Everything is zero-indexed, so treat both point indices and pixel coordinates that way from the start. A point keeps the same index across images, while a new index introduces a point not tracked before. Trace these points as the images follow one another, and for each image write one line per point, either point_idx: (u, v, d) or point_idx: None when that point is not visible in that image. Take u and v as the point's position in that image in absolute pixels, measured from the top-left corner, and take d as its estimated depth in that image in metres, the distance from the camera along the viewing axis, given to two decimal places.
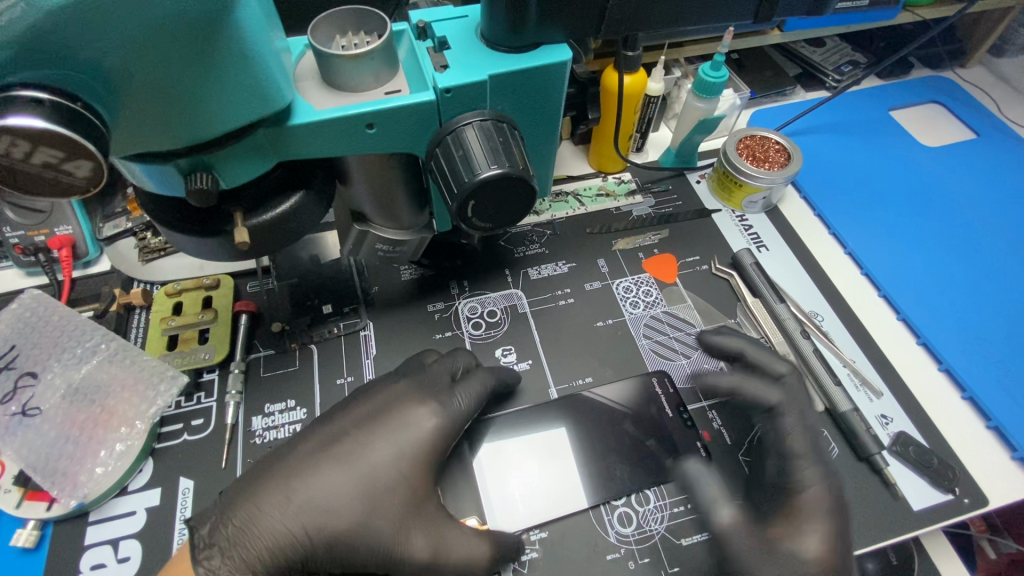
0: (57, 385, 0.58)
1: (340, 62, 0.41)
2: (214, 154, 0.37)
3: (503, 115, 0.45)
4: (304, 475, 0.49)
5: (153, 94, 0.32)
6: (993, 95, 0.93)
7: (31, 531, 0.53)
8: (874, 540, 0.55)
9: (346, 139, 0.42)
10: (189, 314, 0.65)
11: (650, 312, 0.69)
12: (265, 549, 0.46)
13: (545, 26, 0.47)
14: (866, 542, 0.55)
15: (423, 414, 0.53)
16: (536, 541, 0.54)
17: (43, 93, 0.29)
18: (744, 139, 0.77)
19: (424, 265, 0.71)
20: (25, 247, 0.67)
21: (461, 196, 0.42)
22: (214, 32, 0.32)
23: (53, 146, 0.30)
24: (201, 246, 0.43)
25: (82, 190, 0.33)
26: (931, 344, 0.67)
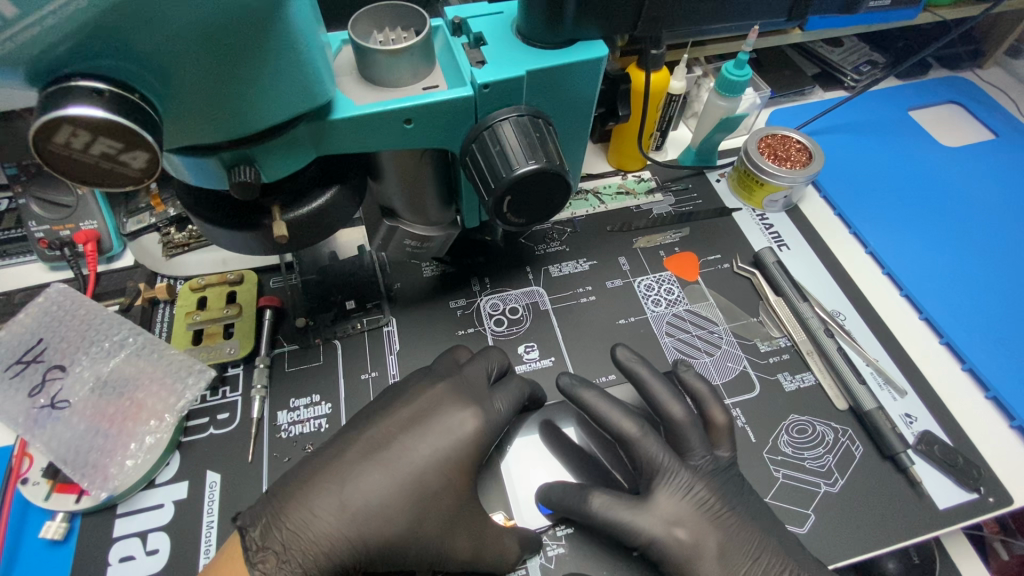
0: (86, 378, 0.58)
1: (381, 58, 0.41)
2: (257, 147, 0.38)
3: (538, 111, 0.45)
4: (357, 478, 0.49)
5: (204, 88, 0.32)
6: (1012, 95, 0.92)
7: (60, 522, 0.54)
8: (900, 539, 0.55)
9: (383, 133, 0.43)
10: (214, 309, 0.65)
11: (672, 309, 0.69)
12: (321, 554, 0.46)
13: (581, 24, 0.47)
14: (892, 539, 0.55)
15: (465, 416, 0.53)
16: (562, 536, 0.54)
17: (102, 84, 0.29)
18: (765, 139, 0.77)
19: (446, 262, 0.71)
20: (50, 241, 0.68)
21: (498, 192, 0.43)
22: (268, 28, 0.32)
23: (112, 137, 0.30)
24: (239, 240, 0.43)
25: (136, 182, 0.33)
26: (955, 344, 0.67)
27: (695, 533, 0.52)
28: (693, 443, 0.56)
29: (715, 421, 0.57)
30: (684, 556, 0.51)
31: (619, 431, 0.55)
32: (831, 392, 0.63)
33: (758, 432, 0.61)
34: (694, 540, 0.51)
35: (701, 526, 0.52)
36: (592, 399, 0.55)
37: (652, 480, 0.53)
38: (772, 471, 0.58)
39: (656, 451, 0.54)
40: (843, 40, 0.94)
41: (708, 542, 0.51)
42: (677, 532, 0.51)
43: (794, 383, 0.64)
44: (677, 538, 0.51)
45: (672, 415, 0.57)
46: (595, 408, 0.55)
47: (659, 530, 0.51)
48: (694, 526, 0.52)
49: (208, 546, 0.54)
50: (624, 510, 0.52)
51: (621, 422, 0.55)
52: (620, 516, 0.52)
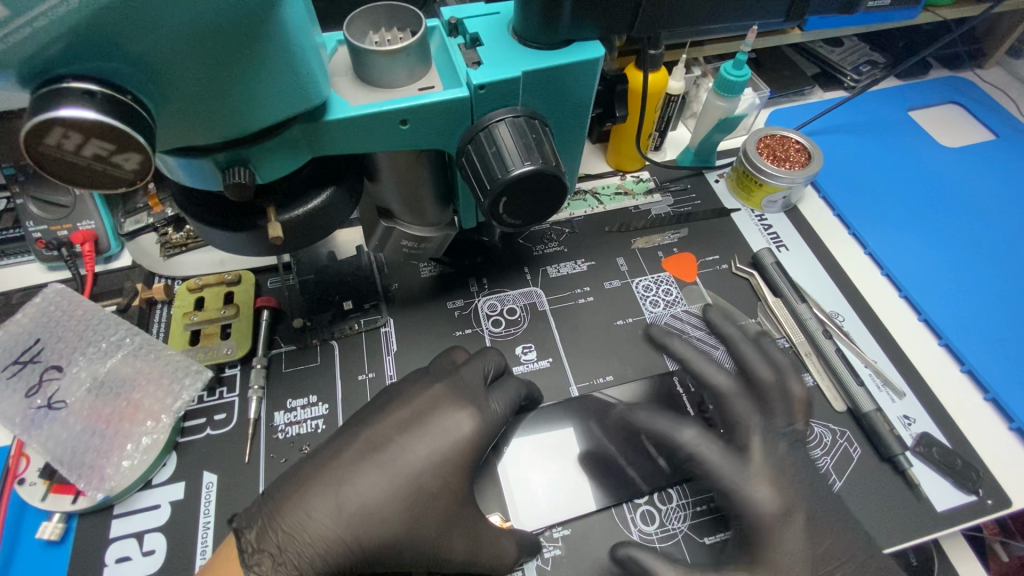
0: (83, 378, 0.58)
1: (376, 59, 0.41)
2: (252, 148, 0.38)
3: (534, 112, 0.45)
4: (354, 479, 0.49)
5: (198, 90, 0.32)
6: (1013, 96, 0.92)
7: (57, 523, 0.54)
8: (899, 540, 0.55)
9: (379, 134, 0.43)
10: (211, 309, 0.65)
11: (670, 311, 0.69)
12: (317, 556, 0.46)
13: (578, 24, 0.47)
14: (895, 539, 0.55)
15: (462, 417, 0.53)
16: (558, 538, 0.54)
17: (94, 86, 0.29)
18: (764, 139, 0.77)
19: (444, 263, 0.71)
20: (48, 241, 0.68)
21: (494, 193, 0.42)
22: (261, 28, 0.32)
23: (104, 138, 0.30)
24: (234, 241, 0.43)
25: (130, 184, 0.33)
26: (953, 345, 0.66)
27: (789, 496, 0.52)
28: (780, 408, 0.57)
29: (795, 393, 0.58)
30: (775, 517, 0.51)
31: (714, 385, 0.58)
32: (829, 394, 0.63)
33: None
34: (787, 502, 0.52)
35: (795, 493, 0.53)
36: (684, 351, 0.60)
37: (746, 438, 0.55)
38: None
39: (746, 411, 0.56)
40: (843, 40, 0.94)
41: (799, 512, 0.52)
42: (770, 494, 0.52)
43: None
44: (773, 502, 0.52)
45: (758, 376, 0.59)
46: (689, 359, 0.59)
47: (753, 489, 0.52)
48: (785, 489, 0.53)
49: (205, 547, 0.54)
50: (721, 462, 0.53)
51: (714, 376, 0.58)
52: (716, 466, 0.53)
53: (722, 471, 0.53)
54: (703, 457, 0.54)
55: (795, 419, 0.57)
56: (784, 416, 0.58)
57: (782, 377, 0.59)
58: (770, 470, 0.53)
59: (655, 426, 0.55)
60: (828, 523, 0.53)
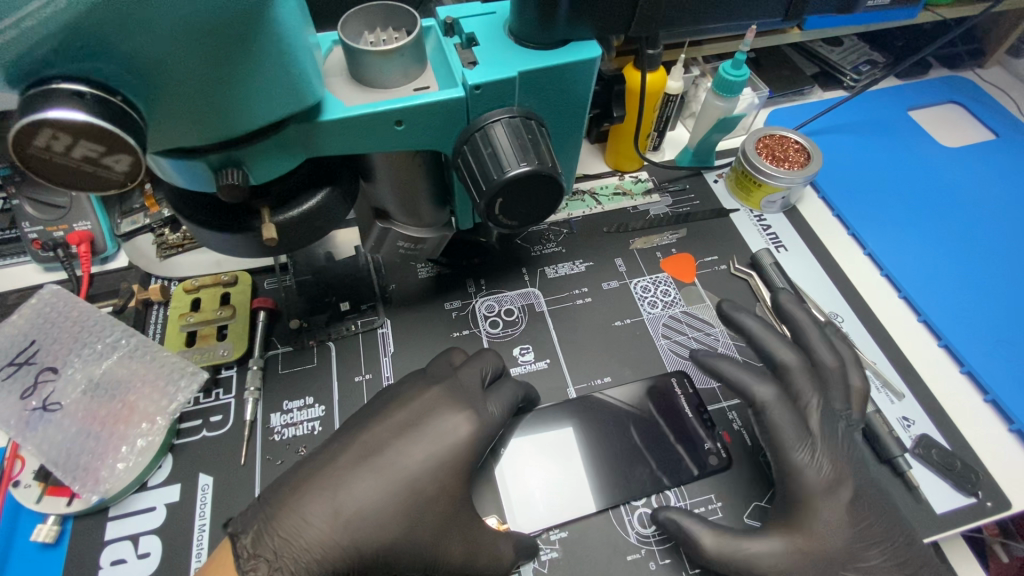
0: (78, 380, 0.58)
1: (371, 59, 0.41)
2: (245, 149, 0.37)
3: (531, 112, 0.45)
4: (351, 484, 0.49)
5: (190, 90, 0.32)
6: (1013, 95, 0.92)
7: (52, 526, 0.53)
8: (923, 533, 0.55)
9: (373, 134, 0.42)
10: (208, 311, 0.65)
11: (668, 312, 0.69)
12: (314, 561, 0.46)
13: (575, 23, 0.46)
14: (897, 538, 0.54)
15: (459, 421, 0.53)
16: (555, 540, 0.54)
17: (84, 87, 0.29)
18: (763, 139, 0.77)
19: (441, 263, 0.71)
20: (43, 242, 0.68)
21: (490, 194, 0.42)
22: (253, 29, 0.32)
23: (93, 141, 0.30)
24: (228, 243, 0.42)
25: (120, 186, 0.33)
26: (953, 346, 0.66)
27: (839, 469, 0.54)
28: (838, 390, 0.58)
29: (854, 384, 0.60)
30: (821, 488, 0.53)
31: (780, 358, 0.59)
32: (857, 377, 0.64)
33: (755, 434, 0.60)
34: (837, 474, 0.54)
35: (844, 466, 0.54)
36: (754, 326, 0.61)
37: (807, 410, 0.56)
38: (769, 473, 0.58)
39: (807, 387, 0.58)
40: (843, 40, 0.94)
41: (848, 483, 0.53)
42: (825, 467, 0.54)
43: None
44: (822, 473, 0.53)
45: (819, 358, 0.60)
46: (756, 335, 0.61)
47: (804, 460, 0.54)
48: (837, 460, 0.54)
49: (201, 549, 0.53)
50: (790, 430, 0.55)
51: (780, 352, 0.60)
52: (784, 434, 0.55)
53: (788, 439, 0.55)
54: (772, 422, 0.55)
55: (852, 406, 0.58)
56: (841, 399, 0.58)
57: (782, 379, 0.59)
58: (829, 445, 0.55)
59: (733, 377, 0.58)
60: (841, 515, 0.52)
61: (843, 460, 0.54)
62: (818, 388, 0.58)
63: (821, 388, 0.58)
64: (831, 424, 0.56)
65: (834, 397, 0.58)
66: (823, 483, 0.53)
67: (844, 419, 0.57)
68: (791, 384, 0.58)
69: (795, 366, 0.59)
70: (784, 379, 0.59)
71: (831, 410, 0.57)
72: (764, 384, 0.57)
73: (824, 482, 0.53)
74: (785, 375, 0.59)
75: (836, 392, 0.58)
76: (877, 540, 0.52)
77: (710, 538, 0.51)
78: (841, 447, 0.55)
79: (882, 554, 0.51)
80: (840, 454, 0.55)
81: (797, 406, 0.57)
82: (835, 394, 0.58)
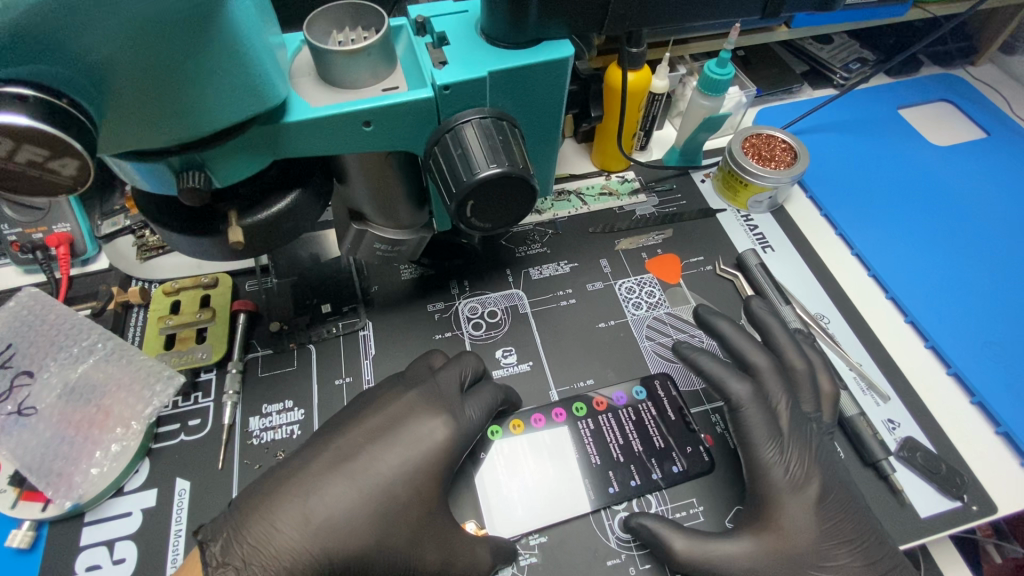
0: (53, 384, 0.57)
1: (337, 59, 0.40)
2: (206, 152, 0.37)
3: (503, 113, 0.44)
4: (323, 490, 0.48)
5: (143, 90, 0.31)
6: (1004, 93, 0.91)
7: (27, 531, 0.53)
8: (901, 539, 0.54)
9: (342, 135, 0.42)
10: (187, 313, 0.64)
11: (653, 313, 0.68)
12: (283, 568, 0.45)
13: (547, 22, 0.46)
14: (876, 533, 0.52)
15: (435, 425, 0.52)
16: (535, 546, 0.53)
17: (28, 90, 0.28)
18: (749, 138, 0.76)
19: (424, 265, 0.70)
20: (22, 244, 0.67)
21: (460, 196, 0.41)
22: (205, 29, 0.31)
23: (38, 145, 0.29)
24: (196, 246, 0.42)
25: (69, 189, 0.33)
26: (940, 347, 0.65)
27: (806, 469, 0.54)
28: (810, 392, 0.59)
29: (824, 387, 0.60)
30: (787, 486, 0.53)
31: (752, 362, 0.59)
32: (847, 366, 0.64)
33: None
34: (805, 473, 0.53)
35: (811, 465, 0.54)
36: (727, 328, 0.61)
37: (779, 411, 0.56)
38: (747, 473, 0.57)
39: (778, 388, 0.57)
40: (833, 37, 0.93)
41: (815, 482, 0.53)
42: (790, 465, 0.54)
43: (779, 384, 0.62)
44: (789, 472, 0.53)
45: (790, 361, 0.60)
46: (730, 338, 0.61)
47: (772, 459, 0.54)
48: (806, 460, 0.54)
49: (176, 555, 0.53)
50: (762, 429, 0.55)
51: (754, 353, 0.59)
52: (756, 433, 0.55)
53: (759, 437, 0.54)
54: (745, 421, 0.55)
55: (820, 408, 0.58)
56: (811, 399, 0.58)
57: (760, 381, 0.58)
58: (799, 443, 0.55)
59: (711, 373, 0.58)
60: (811, 517, 0.52)
61: (813, 460, 0.54)
62: (788, 388, 0.58)
63: (792, 389, 0.58)
64: (805, 425, 0.56)
65: (803, 399, 0.58)
66: (789, 480, 0.53)
67: (815, 422, 0.58)
68: (770, 385, 0.58)
69: (772, 367, 0.59)
70: (756, 379, 0.58)
71: (801, 412, 0.57)
72: (740, 381, 0.57)
73: (790, 480, 0.53)
74: (756, 376, 0.59)
75: (812, 392, 0.59)
76: (845, 539, 0.51)
77: (682, 541, 0.50)
78: (813, 449, 0.55)
79: (860, 557, 0.51)
80: (812, 456, 0.54)
81: (776, 407, 0.56)
82: (810, 397, 0.58)
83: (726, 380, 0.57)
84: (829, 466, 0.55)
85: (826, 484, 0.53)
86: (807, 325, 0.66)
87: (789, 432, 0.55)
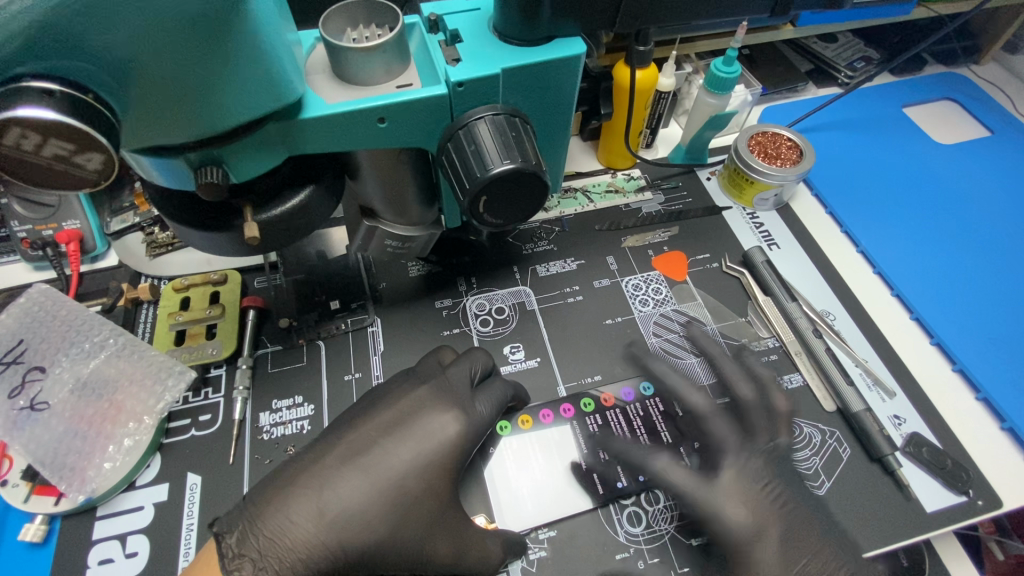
0: (65, 380, 0.58)
1: (352, 56, 0.41)
2: (224, 147, 0.37)
3: (515, 110, 0.45)
4: (336, 483, 0.48)
5: (165, 87, 0.32)
6: (1008, 92, 0.91)
7: (39, 525, 0.53)
8: (906, 535, 0.55)
9: (357, 132, 0.42)
10: (197, 310, 0.65)
11: (659, 310, 0.68)
12: (298, 561, 0.45)
13: (559, 19, 0.46)
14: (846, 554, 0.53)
15: (447, 420, 0.52)
16: (544, 539, 0.54)
17: (54, 84, 0.29)
18: (756, 136, 0.76)
19: (432, 262, 0.70)
20: (32, 241, 0.67)
21: (473, 192, 0.42)
22: (226, 27, 0.31)
23: (63, 138, 0.30)
24: (211, 242, 0.42)
25: (93, 184, 0.33)
26: (945, 344, 0.66)
27: (759, 517, 0.53)
28: None
29: (778, 407, 0.58)
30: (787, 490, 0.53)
31: (692, 407, 0.58)
32: (818, 392, 0.62)
33: None
34: (756, 523, 0.53)
35: (763, 510, 0.53)
36: (665, 372, 0.60)
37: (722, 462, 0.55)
38: None
39: (722, 432, 0.57)
40: (837, 36, 0.93)
41: (771, 527, 0.53)
42: (740, 513, 0.53)
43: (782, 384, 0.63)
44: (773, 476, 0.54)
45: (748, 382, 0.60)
46: (665, 379, 0.59)
47: None
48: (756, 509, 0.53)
49: (188, 549, 0.53)
50: (697, 489, 0.53)
51: (692, 396, 0.58)
52: (692, 494, 0.53)
53: (698, 496, 0.53)
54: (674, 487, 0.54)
55: (778, 434, 0.57)
56: (765, 432, 0.57)
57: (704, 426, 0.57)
58: (739, 489, 0.54)
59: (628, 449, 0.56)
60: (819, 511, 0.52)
61: (771, 510, 0.53)
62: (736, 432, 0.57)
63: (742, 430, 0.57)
64: (749, 466, 0.55)
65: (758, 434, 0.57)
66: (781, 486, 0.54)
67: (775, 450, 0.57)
68: (714, 429, 0.57)
69: (712, 409, 0.57)
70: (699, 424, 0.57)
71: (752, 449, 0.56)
72: (659, 454, 0.55)
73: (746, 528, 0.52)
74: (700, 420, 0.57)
75: (767, 424, 0.58)
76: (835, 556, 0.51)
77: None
78: (769, 497, 0.54)
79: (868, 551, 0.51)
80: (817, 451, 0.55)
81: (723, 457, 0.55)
82: (762, 430, 0.57)
83: (644, 456, 0.55)
84: (793, 512, 0.54)
85: (785, 527, 0.53)
86: (814, 322, 0.66)
87: (722, 479, 0.54)
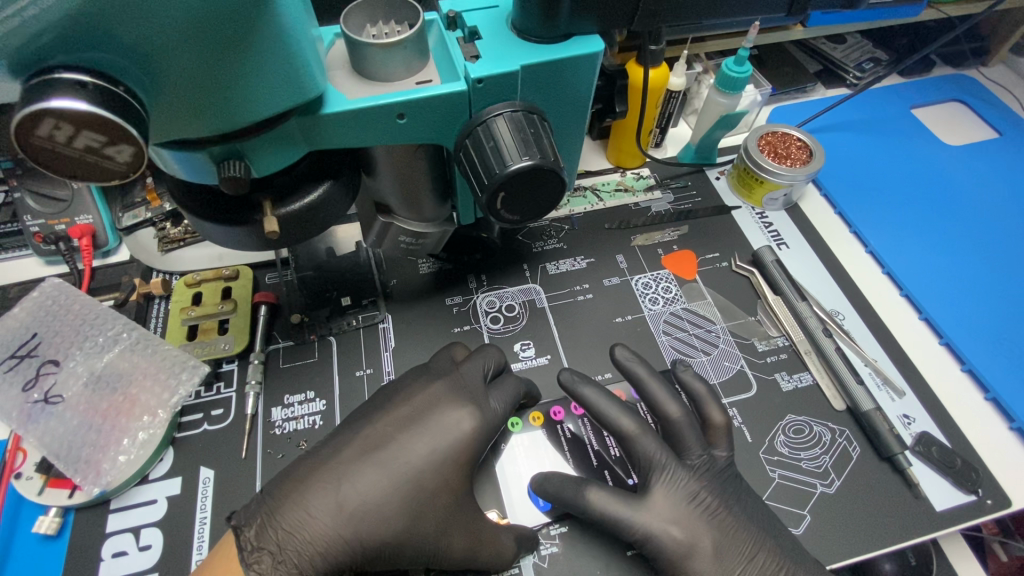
0: (80, 373, 0.58)
1: (373, 52, 0.41)
2: (247, 142, 0.37)
3: (533, 106, 0.45)
4: (353, 477, 0.49)
5: (192, 83, 0.32)
6: (1017, 94, 0.91)
7: (53, 517, 0.53)
8: (915, 534, 0.55)
9: (377, 128, 0.42)
10: (209, 305, 0.65)
11: (670, 308, 0.68)
12: (316, 554, 0.46)
13: (577, 17, 0.46)
14: (833, 559, 0.54)
15: (461, 416, 0.52)
16: (556, 535, 0.54)
17: (86, 76, 0.29)
18: (766, 136, 0.77)
19: (442, 259, 0.70)
20: (46, 235, 0.67)
21: (492, 188, 0.42)
22: (254, 20, 0.32)
23: (96, 130, 0.30)
24: (230, 236, 0.42)
25: (121, 176, 0.33)
26: (954, 344, 0.66)
27: (691, 532, 0.51)
28: None
29: (716, 422, 0.56)
30: None
31: (619, 431, 0.55)
32: (828, 392, 0.62)
33: (755, 433, 0.60)
34: (688, 539, 0.51)
35: (697, 525, 0.51)
36: (594, 398, 0.55)
37: (656, 481, 0.53)
38: (767, 471, 0.58)
39: (655, 450, 0.54)
40: (846, 37, 0.94)
41: (731, 546, 0.51)
42: (674, 531, 0.51)
43: (792, 383, 0.63)
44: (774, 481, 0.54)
45: (711, 398, 0.57)
46: (595, 407, 0.55)
47: None
48: (721, 528, 0.52)
49: (202, 542, 0.53)
50: (638, 514, 0.51)
51: (666, 405, 0.56)
52: (630, 520, 0.51)
53: (644, 521, 0.51)
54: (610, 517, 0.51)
55: (715, 446, 0.56)
56: (699, 448, 0.55)
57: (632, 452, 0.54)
58: (693, 509, 0.52)
59: (566, 485, 0.52)
60: None
61: (709, 523, 0.52)
62: (669, 453, 0.54)
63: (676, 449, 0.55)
64: (680, 484, 0.53)
65: (690, 453, 0.55)
66: None
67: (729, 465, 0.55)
68: (643, 449, 0.54)
69: (640, 429, 0.54)
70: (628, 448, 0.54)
71: (692, 472, 0.54)
72: (596, 488, 0.52)
73: (711, 549, 0.50)
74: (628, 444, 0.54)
75: (699, 437, 0.56)
76: None
77: None
78: (701, 510, 0.52)
79: None
80: None
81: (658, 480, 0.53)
82: (694, 446, 0.55)
83: (582, 492, 0.51)
84: (733, 529, 0.52)
85: (718, 540, 0.51)
86: (823, 322, 0.67)
87: (653, 498, 0.52)
